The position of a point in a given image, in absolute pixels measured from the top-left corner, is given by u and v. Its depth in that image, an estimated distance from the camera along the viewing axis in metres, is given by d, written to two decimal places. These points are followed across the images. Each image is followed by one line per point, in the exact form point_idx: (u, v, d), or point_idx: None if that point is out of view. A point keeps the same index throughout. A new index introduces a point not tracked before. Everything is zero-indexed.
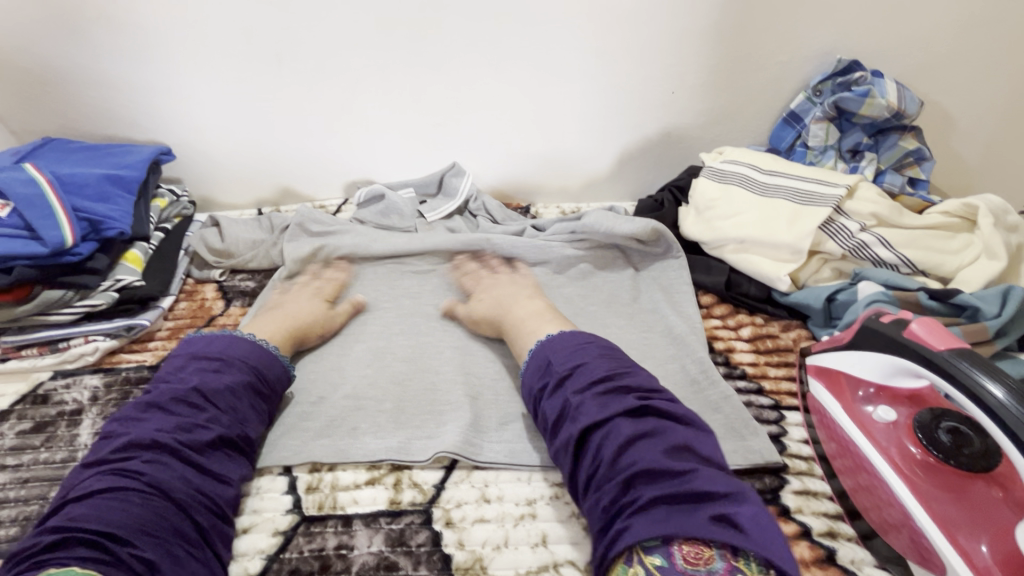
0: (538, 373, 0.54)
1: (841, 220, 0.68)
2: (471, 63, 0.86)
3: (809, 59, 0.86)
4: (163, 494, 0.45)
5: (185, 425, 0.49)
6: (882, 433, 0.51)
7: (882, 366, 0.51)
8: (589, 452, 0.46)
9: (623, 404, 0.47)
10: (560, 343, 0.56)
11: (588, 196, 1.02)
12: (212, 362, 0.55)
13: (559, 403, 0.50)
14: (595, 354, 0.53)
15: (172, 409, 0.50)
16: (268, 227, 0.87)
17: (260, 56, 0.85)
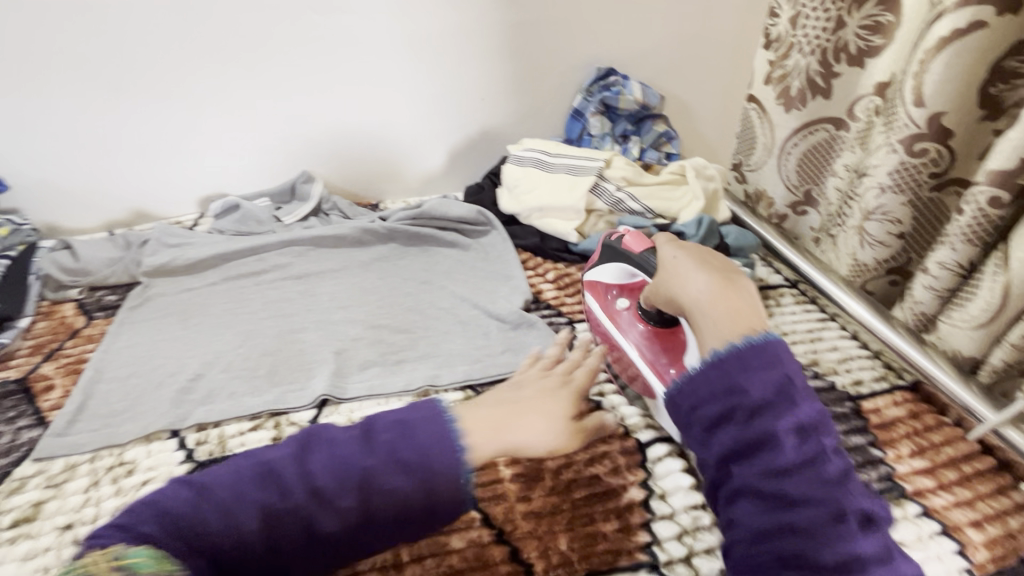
0: (734, 394, 0.46)
1: (603, 184, 0.93)
2: (305, 82, 1.00)
3: (579, 68, 1.12)
4: (219, 506, 0.43)
5: (342, 479, 0.44)
6: (624, 318, 0.72)
7: (618, 270, 0.73)
8: (754, 455, 0.44)
9: (811, 419, 0.45)
10: (734, 356, 0.48)
11: (430, 190, 1.19)
12: (390, 444, 0.46)
13: (785, 422, 0.44)
14: (789, 385, 0.46)
15: (342, 460, 0.45)
16: (123, 244, 0.92)
17: (92, 82, 0.91)
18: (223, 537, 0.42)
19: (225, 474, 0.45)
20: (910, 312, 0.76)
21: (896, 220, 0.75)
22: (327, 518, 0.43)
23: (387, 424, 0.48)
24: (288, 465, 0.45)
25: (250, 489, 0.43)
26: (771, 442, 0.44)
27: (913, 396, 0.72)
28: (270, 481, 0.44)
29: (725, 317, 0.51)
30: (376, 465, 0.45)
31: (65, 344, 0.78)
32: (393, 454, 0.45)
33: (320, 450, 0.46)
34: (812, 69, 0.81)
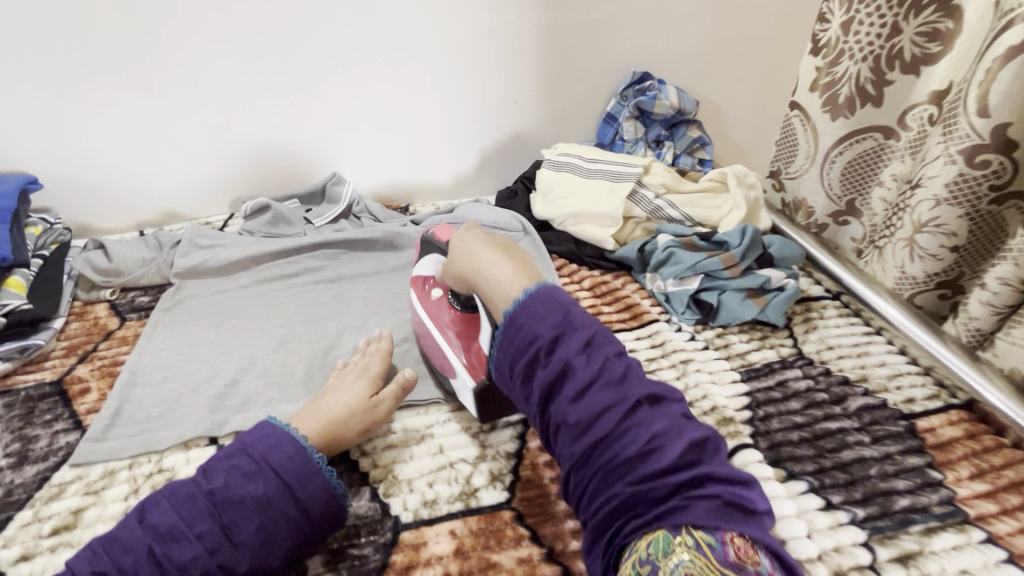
0: (528, 350, 0.51)
1: (641, 191, 0.91)
2: (336, 84, 1.00)
3: (613, 72, 1.11)
4: (181, 516, 0.49)
5: (245, 479, 0.52)
6: (440, 309, 0.70)
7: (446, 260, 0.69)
8: (580, 395, 0.48)
9: (582, 351, 0.50)
10: (521, 311, 0.53)
11: (458, 193, 1.17)
12: (250, 462, 0.53)
13: (556, 366, 0.49)
14: (536, 331, 0.52)
15: (239, 474, 0.52)
16: (156, 245, 0.91)
17: (127, 83, 0.91)
18: (179, 544, 0.48)
19: (175, 488, 0.52)
20: (963, 328, 0.74)
21: (951, 233, 0.73)
22: (250, 522, 0.50)
23: (254, 441, 0.55)
24: (215, 471, 0.53)
25: (202, 500, 0.50)
26: (580, 376, 0.49)
27: (969, 415, 0.70)
28: (215, 478, 0.52)
29: (506, 277, 0.57)
30: (277, 462, 0.53)
31: (99, 346, 0.77)
32: (253, 467, 0.53)
33: (227, 462, 0.53)
34: (863, 76, 0.79)
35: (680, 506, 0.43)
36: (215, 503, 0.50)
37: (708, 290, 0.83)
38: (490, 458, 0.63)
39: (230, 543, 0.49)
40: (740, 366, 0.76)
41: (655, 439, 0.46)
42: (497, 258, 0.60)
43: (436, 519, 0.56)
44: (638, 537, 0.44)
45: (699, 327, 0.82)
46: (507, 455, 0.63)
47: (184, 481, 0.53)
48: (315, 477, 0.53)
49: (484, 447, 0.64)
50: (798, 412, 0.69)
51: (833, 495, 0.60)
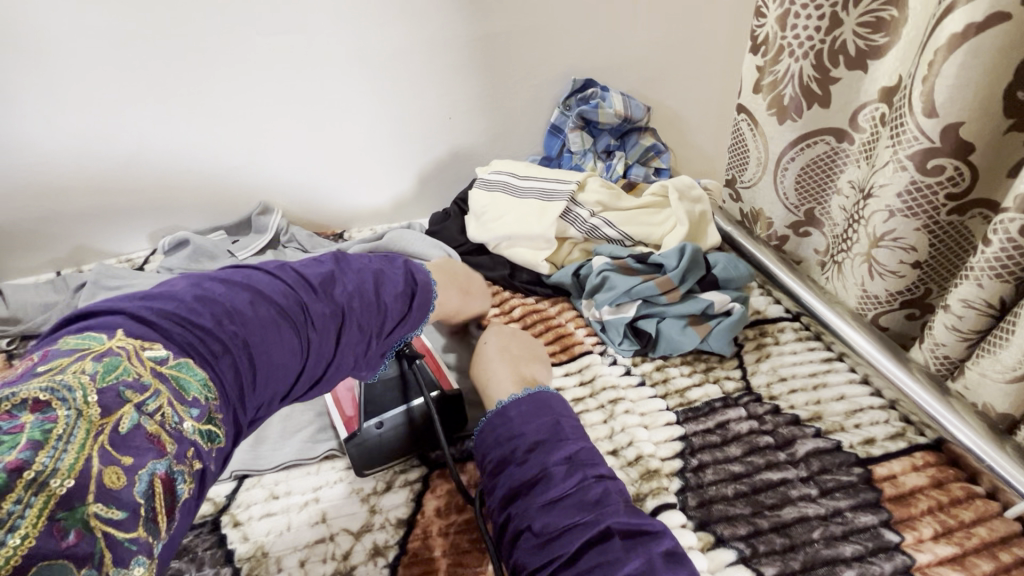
0: (506, 443, 0.53)
1: (575, 210, 0.84)
2: (253, 107, 0.94)
3: (555, 81, 1.04)
4: (248, 323, 0.45)
5: (346, 294, 0.52)
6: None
7: None
8: (534, 489, 0.49)
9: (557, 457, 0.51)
10: (513, 407, 0.56)
11: (399, 216, 1.11)
12: (394, 271, 0.58)
13: (535, 468, 0.51)
14: (528, 429, 0.54)
15: (363, 280, 0.54)
16: (63, 288, 0.86)
17: (28, 116, 0.87)
18: (254, 310, 0.45)
19: (247, 276, 0.49)
20: (929, 355, 0.64)
21: (910, 248, 0.64)
22: (369, 314, 0.53)
23: (360, 270, 0.55)
24: (323, 276, 0.52)
25: (300, 297, 0.49)
26: (550, 481, 0.49)
27: (937, 458, 0.61)
28: (313, 284, 0.51)
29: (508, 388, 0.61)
30: (415, 289, 0.59)
31: None
32: (401, 279, 0.58)
33: (339, 278, 0.53)
34: (806, 74, 0.71)
35: None
36: (311, 305, 0.49)
37: (646, 317, 0.74)
38: (377, 528, 0.55)
39: (341, 326, 0.51)
40: (677, 405, 0.68)
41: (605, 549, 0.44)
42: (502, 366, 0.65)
43: None
44: None
45: (637, 359, 0.74)
46: (396, 524, 0.56)
47: (226, 274, 0.49)
48: (422, 309, 0.60)
49: (373, 513, 0.57)
50: (737, 460, 0.61)
51: (765, 565, 0.51)
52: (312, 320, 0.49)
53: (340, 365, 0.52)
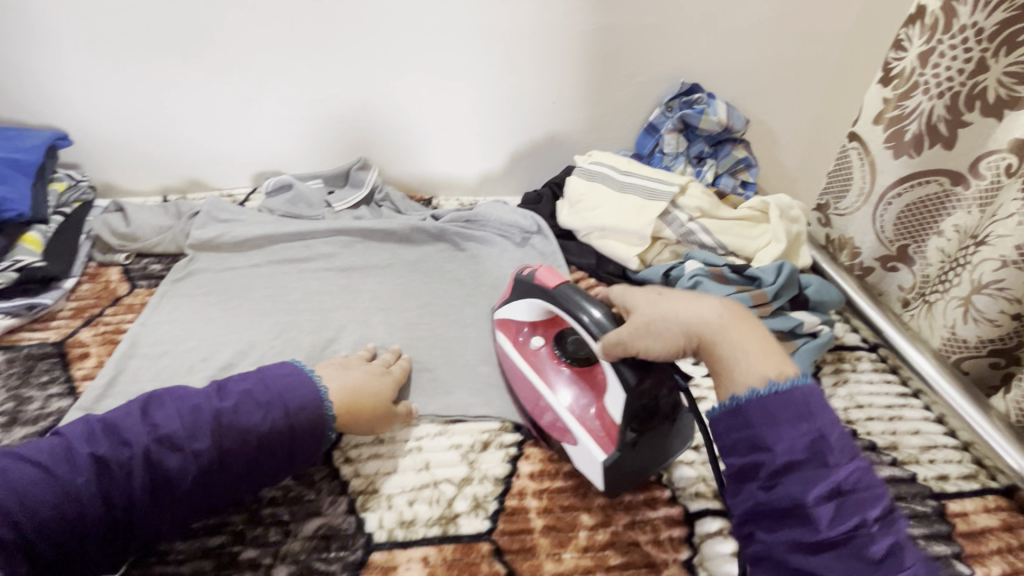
0: (745, 454, 0.41)
1: (674, 212, 0.86)
2: (371, 66, 0.96)
3: (662, 81, 1.05)
4: (50, 468, 0.46)
5: (197, 433, 0.50)
6: (540, 359, 0.65)
7: (529, 308, 0.65)
8: (783, 523, 0.38)
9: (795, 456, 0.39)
10: (758, 409, 0.41)
11: (485, 191, 1.14)
12: (264, 394, 0.54)
13: (784, 496, 0.38)
14: (787, 453, 0.39)
15: (193, 413, 0.51)
16: (174, 213, 0.91)
17: (164, 45, 0.90)
18: (30, 489, 0.45)
19: (42, 444, 0.48)
20: (1012, 406, 0.67)
21: (1013, 299, 0.66)
22: (246, 449, 0.51)
23: (199, 405, 0.52)
24: (130, 424, 0.50)
25: (51, 453, 0.47)
26: (816, 523, 0.37)
27: (1007, 504, 0.63)
28: (101, 442, 0.48)
29: (754, 343, 0.45)
30: (296, 418, 0.54)
31: (105, 311, 0.77)
32: (270, 403, 0.54)
33: (157, 413, 0.51)
34: (935, 114, 0.72)
35: None
36: (129, 456, 0.48)
37: None
38: (477, 482, 0.59)
39: (223, 462, 0.50)
40: None
41: None
42: (701, 307, 0.48)
43: (412, 542, 0.53)
44: None
45: None
46: (493, 482, 0.60)
47: (168, 399, 0.53)
48: (317, 439, 0.55)
49: (472, 468, 0.61)
50: None
51: None
52: (151, 468, 0.48)
53: (258, 486, 0.54)
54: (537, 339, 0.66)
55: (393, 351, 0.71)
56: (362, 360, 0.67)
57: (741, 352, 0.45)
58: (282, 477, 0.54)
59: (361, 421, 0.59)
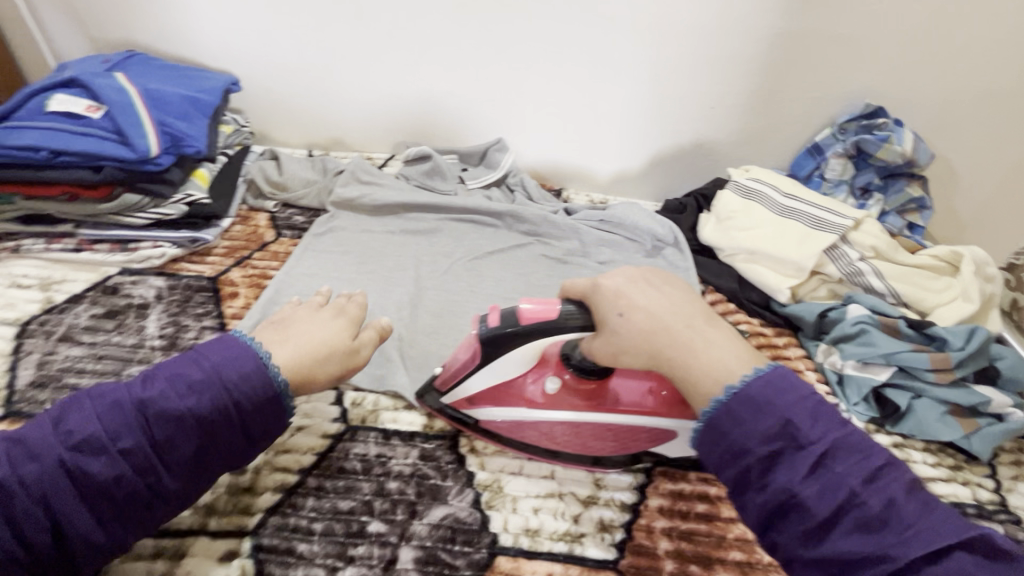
0: (750, 411, 0.40)
1: (844, 248, 0.78)
2: (532, 49, 0.91)
3: (840, 100, 0.94)
4: None
5: (121, 431, 0.44)
6: (558, 401, 0.56)
7: (518, 359, 0.54)
8: (779, 471, 0.39)
9: (829, 445, 0.38)
10: (756, 389, 0.41)
11: (616, 190, 1.08)
12: (191, 373, 0.46)
13: (775, 425, 0.40)
14: (786, 399, 0.40)
15: (112, 408, 0.45)
16: (320, 169, 0.93)
17: (338, 4, 0.89)
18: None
19: None
20: None
21: None
22: (189, 440, 0.45)
23: (122, 396, 0.44)
24: (41, 436, 0.43)
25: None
26: (759, 457, 0.39)
27: None
28: (23, 456, 0.42)
29: (713, 338, 0.46)
30: (238, 390, 0.47)
31: (254, 255, 0.80)
32: (199, 381, 0.46)
33: (72, 415, 0.44)
34: None
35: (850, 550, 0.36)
36: (67, 467, 0.42)
37: (897, 388, 0.68)
38: (603, 504, 0.55)
39: (167, 457, 0.44)
40: None
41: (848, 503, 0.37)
42: (667, 314, 0.47)
43: (537, 554, 0.51)
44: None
45: (870, 427, 0.69)
46: (620, 507, 0.56)
47: (68, 400, 0.46)
48: (274, 409, 0.49)
49: (598, 488, 0.57)
50: None
51: None
52: (94, 476, 0.42)
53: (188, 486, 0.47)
54: (551, 382, 0.56)
55: (350, 292, 0.65)
56: (306, 311, 0.60)
57: (716, 348, 0.45)
58: (242, 459, 0.49)
59: (322, 377, 0.53)
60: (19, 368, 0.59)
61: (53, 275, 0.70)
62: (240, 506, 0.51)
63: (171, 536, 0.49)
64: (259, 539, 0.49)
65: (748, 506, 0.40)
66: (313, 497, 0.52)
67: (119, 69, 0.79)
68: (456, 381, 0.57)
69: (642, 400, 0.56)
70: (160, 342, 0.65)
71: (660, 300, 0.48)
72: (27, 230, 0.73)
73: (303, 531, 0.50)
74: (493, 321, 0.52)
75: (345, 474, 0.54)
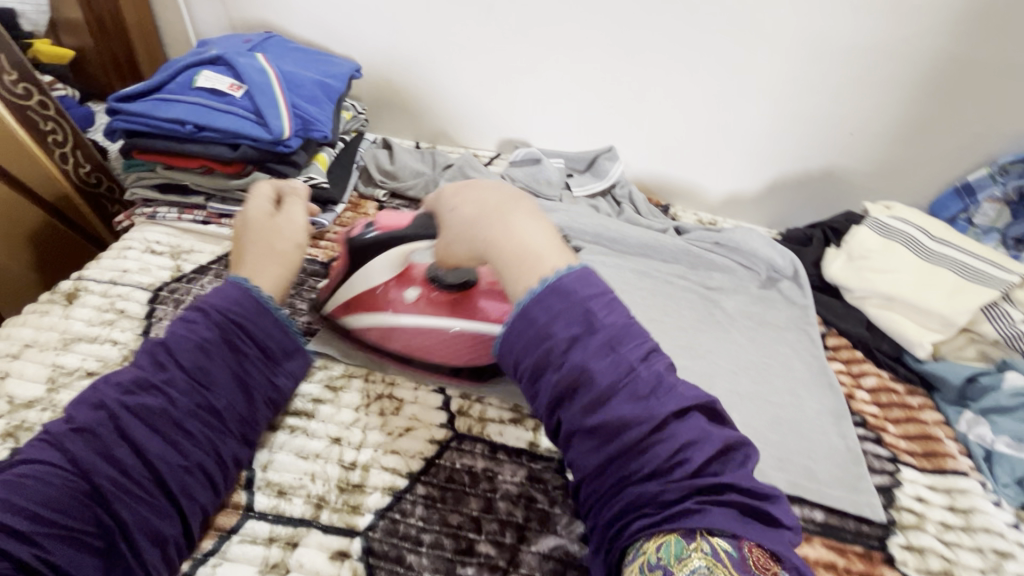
0: (565, 323, 0.42)
1: (1005, 306, 0.70)
2: (661, 55, 0.87)
3: (1006, 137, 0.83)
4: (48, 461, 0.43)
5: (160, 368, 0.48)
6: (418, 309, 0.61)
7: (388, 264, 0.60)
8: (620, 433, 0.40)
9: (615, 329, 0.42)
10: (571, 280, 0.43)
11: (727, 211, 1.01)
12: (192, 313, 0.52)
13: (599, 364, 0.40)
14: (603, 306, 0.43)
15: (143, 356, 0.49)
16: (430, 162, 0.92)
17: (470, 1, 0.88)
18: (38, 490, 0.41)
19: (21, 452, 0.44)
20: None
21: None
22: (214, 363, 0.50)
23: (141, 347, 0.50)
24: (95, 391, 0.47)
25: (40, 451, 0.43)
26: (597, 387, 0.40)
27: None
28: (80, 413, 0.45)
29: (536, 232, 0.47)
30: (235, 312, 0.52)
31: None
32: (198, 317, 0.51)
33: (112, 374, 0.48)
34: None
35: (688, 510, 0.37)
36: (113, 415, 0.46)
37: None
38: None
39: (199, 383, 0.49)
40: None
41: (682, 449, 0.39)
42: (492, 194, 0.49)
43: None
44: (648, 539, 0.38)
45: None
46: None
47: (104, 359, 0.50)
48: (275, 325, 0.54)
49: None
50: None
51: None
52: (144, 410, 0.46)
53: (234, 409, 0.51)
54: (410, 292, 0.62)
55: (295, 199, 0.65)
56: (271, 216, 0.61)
57: (532, 223, 0.47)
58: (272, 384, 0.54)
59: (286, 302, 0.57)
60: (151, 333, 0.62)
61: (183, 244, 0.73)
62: (351, 504, 0.51)
63: (285, 523, 0.49)
64: (369, 542, 0.48)
65: (543, 388, 0.42)
66: (421, 505, 0.51)
67: (259, 50, 0.81)
68: (337, 291, 0.63)
69: (502, 318, 0.60)
70: None
71: (537, 221, 0.48)
72: (162, 198, 0.76)
73: (412, 541, 0.49)
74: (379, 223, 0.61)
75: (452, 485, 0.53)
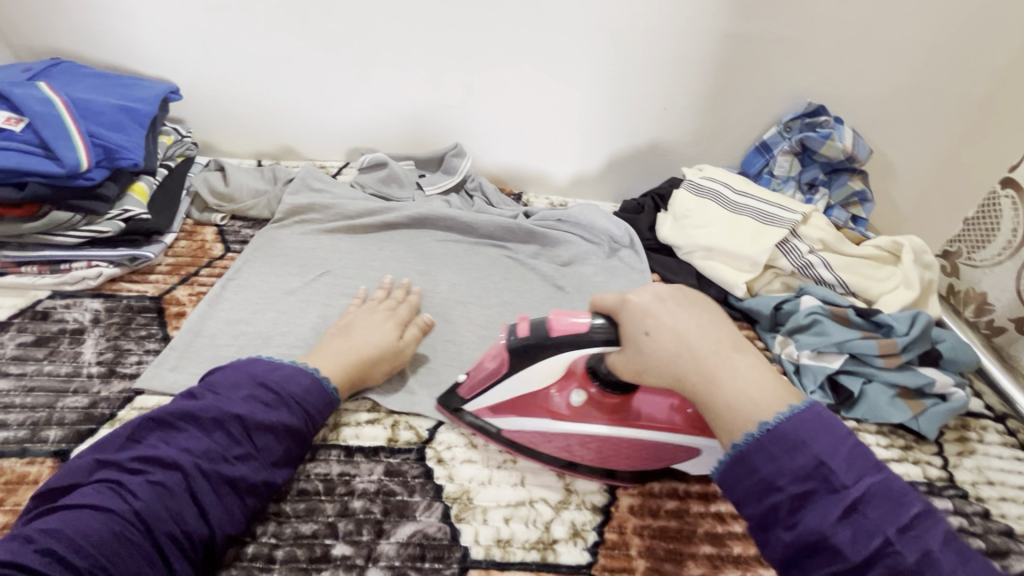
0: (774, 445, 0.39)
1: (794, 241, 0.82)
2: (484, 50, 0.90)
3: (785, 100, 0.96)
4: (116, 507, 0.42)
5: (232, 442, 0.48)
6: (584, 415, 0.55)
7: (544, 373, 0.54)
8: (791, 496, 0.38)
9: (822, 448, 0.39)
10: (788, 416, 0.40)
11: (575, 191, 1.08)
12: (268, 393, 0.51)
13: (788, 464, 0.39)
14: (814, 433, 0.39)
15: (215, 424, 0.48)
16: (270, 178, 0.89)
17: (284, 10, 0.86)
18: (100, 533, 0.40)
19: (84, 491, 0.43)
20: None
21: None
22: (277, 442, 0.50)
23: (213, 416, 0.48)
24: (160, 448, 0.46)
25: (99, 495, 0.43)
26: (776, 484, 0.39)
27: None
28: (147, 462, 0.45)
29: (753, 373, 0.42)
30: (306, 399, 0.53)
31: (200, 271, 0.75)
32: (269, 397, 0.51)
33: (174, 436, 0.47)
34: None
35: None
36: (184, 477, 0.45)
37: (849, 374, 0.71)
38: (575, 508, 0.54)
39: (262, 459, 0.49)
40: None
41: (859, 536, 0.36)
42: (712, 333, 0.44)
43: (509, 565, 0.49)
44: None
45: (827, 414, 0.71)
46: (592, 509, 0.54)
47: (156, 411, 0.49)
48: (328, 405, 0.55)
49: (568, 491, 0.56)
50: None
51: None
52: (200, 479, 0.45)
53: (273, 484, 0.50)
54: (576, 395, 0.55)
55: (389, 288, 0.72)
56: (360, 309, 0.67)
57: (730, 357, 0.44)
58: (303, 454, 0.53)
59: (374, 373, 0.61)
60: None
61: None
62: None
63: None
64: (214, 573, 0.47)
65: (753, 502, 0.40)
66: (272, 523, 0.50)
67: (42, 78, 0.74)
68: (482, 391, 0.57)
69: (668, 415, 0.54)
70: (97, 367, 0.60)
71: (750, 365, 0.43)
72: None
73: (263, 560, 0.48)
74: (522, 331, 0.52)
75: (305, 496, 0.52)
